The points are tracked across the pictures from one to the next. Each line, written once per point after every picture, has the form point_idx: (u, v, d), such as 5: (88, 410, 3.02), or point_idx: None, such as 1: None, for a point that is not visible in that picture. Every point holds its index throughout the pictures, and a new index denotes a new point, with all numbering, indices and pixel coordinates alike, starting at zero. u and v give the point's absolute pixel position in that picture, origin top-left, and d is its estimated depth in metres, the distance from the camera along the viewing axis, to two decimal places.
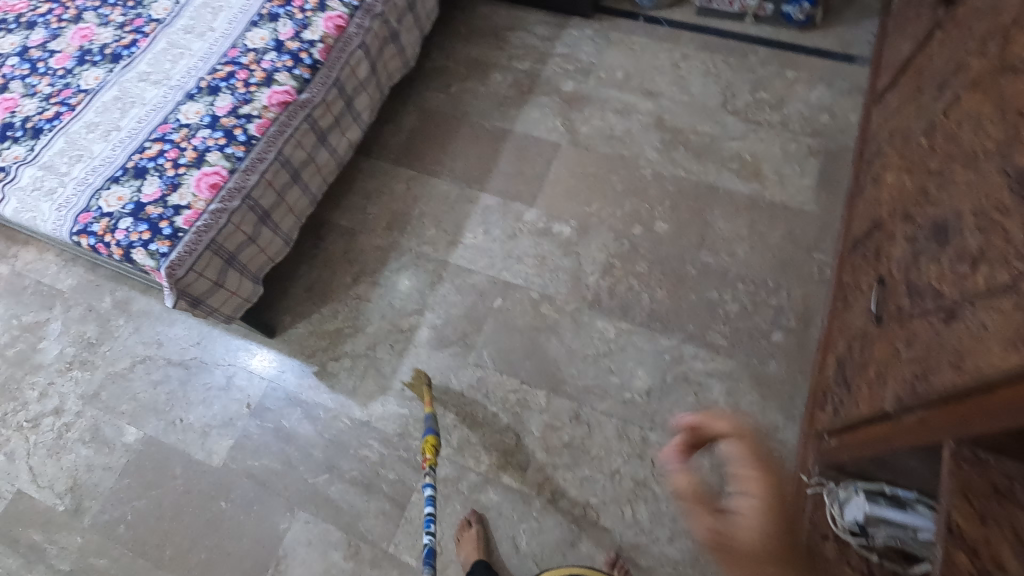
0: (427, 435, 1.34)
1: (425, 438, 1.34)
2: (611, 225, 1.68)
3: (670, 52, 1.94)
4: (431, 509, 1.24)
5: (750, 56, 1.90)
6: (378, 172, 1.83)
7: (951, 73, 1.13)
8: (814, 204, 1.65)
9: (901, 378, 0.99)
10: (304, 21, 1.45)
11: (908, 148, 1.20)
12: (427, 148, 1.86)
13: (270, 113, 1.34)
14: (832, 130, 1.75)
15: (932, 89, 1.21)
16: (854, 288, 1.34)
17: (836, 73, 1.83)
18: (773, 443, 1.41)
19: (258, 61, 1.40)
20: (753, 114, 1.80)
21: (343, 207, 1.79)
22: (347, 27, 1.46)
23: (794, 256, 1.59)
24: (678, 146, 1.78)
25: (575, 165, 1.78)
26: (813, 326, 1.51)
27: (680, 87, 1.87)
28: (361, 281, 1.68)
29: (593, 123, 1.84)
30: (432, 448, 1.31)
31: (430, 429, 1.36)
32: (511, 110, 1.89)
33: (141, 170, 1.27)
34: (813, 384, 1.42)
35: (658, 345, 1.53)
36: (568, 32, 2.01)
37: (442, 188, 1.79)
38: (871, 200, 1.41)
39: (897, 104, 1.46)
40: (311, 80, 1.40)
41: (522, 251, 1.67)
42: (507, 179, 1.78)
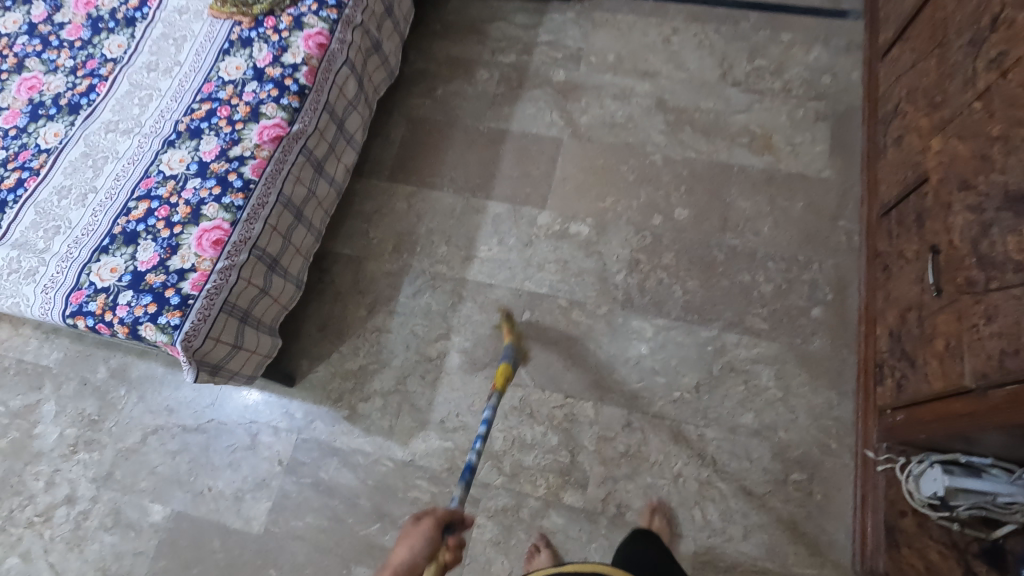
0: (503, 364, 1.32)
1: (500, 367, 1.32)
2: (629, 219, 1.62)
3: (659, 27, 1.86)
4: (486, 427, 1.20)
5: (741, 22, 1.83)
6: (374, 193, 1.72)
7: (983, 30, 1.09)
8: (830, 171, 1.62)
9: (983, 353, 0.96)
10: (281, 43, 1.32)
11: (944, 110, 1.17)
12: (423, 161, 1.76)
13: (263, 152, 1.22)
14: (836, 92, 1.71)
15: (957, 46, 1.18)
16: (896, 256, 1.32)
17: (830, 31, 1.78)
18: (829, 422, 1.38)
19: (239, 95, 1.27)
20: (754, 83, 1.75)
21: (344, 235, 1.68)
22: (329, 44, 1.34)
23: (820, 227, 1.56)
24: (684, 126, 1.72)
25: (582, 159, 1.71)
26: (850, 296, 1.48)
27: (676, 64, 1.80)
28: (377, 312, 1.58)
29: (592, 112, 1.76)
30: (503, 375, 1.29)
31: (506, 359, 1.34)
32: (504, 109, 1.80)
33: (131, 235, 1.14)
34: (861, 357, 1.39)
35: (699, 337, 1.48)
36: (549, 18, 1.91)
37: (447, 201, 1.69)
38: (900, 163, 1.38)
39: (912, 59, 1.42)
40: (300, 108, 1.27)
41: (543, 258, 1.60)
42: (513, 183, 1.70)
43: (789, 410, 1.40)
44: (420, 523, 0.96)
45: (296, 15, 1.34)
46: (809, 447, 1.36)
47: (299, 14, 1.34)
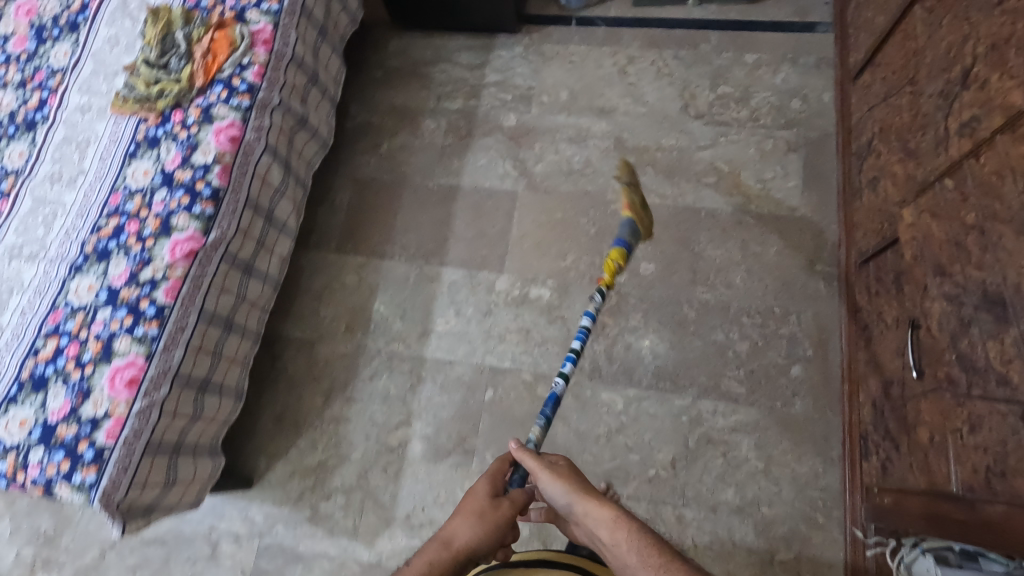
0: (618, 251, 1.20)
1: (614, 252, 1.20)
2: (592, 277, 1.52)
3: (614, 56, 1.72)
4: (579, 343, 1.13)
5: (701, 44, 1.70)
6: (323, 266, 1.63)
7: (955, 80, 0.97)
8: (805, 208, 1.50)
9: (967, 462, 0.86)
10: (190, 141, 1.21)
11: (919, 165, 1.05)
12: (372, 227, 1.65)
13: (177, 270, 1.12)
14: (808, 117, 1.58)
15: (929, 90, 1.05)
16: (876, 317, 1.21)
17: (798, 48, 1.64)
18: (815, 494, 1.29)
19: (148, 206, 1.17)
20: (719, 114, 1.62)
21: (294, 316, 1.59)
22: (243, 135, 1.23)
23: (797, 273, 1.45)
24: (645, 167, 1.59)
25: (539, 213, 1.60)
26: (832, 350, 1.38)
27: (634, 97, 1.67)
28: (334, 400, 1.50)
29: (547, 159, 1.65)
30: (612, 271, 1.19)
31: (620, 246, 1.21)
32: (454, 162, 1.69)
33: (40, 380, 1.06)
34: (846, 422, 1.29)
35: (672, 407, 1.39)
36: (496, 55, 1.78)
37: (399, 270, 1.60)
38: (877, 208, 1.26)
39: (884, 90, 1.29)
40: (216, 215, 1.17)
41: (503, 328, 1.50)
42: (468, 245, 1.60)
43: (772, 483, 1.31)
44: (498, 507, 0.95)
45: (205, 105, 1.23)
46: (794, 523, 1.28)
47: (208, 105, 1.23)
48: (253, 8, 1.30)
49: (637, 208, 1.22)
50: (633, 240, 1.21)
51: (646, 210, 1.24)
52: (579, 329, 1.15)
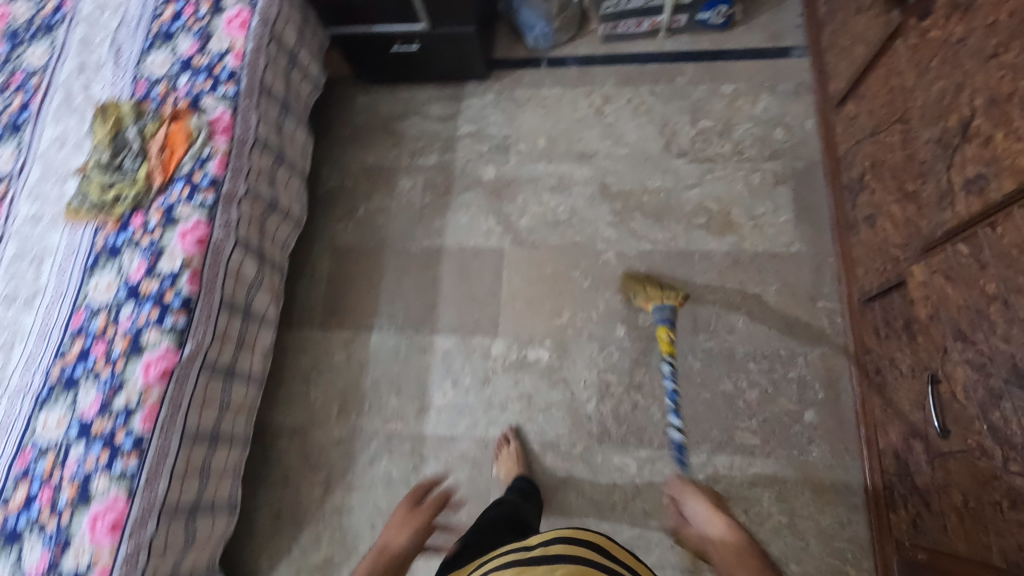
0: (662, 329, 1.32)
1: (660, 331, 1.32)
2: (590, 332, 1.47)
3: (589, 96, 1.67)
4: (675, 401, 1.26)
5: (677, 77, 1.65)
6: (309, 345, 1.55)
7: (953, 129, 0.93)
8: (800, 243, 1.46)
9: (1009, 537, 0.83)
10: (154, 247, 1.13)
11: (922, 215, 1.01)
12: (356, 299, 1.58)
13: (152, 393, 1.04)
14: (792, 147, 1.54)
15: (924, 136, 1.02)
16: (889, 362, 1.18)
17: (775, 74, 1.61)
18: (842, 545, 1.26)
19: (115, 323, 1.08)
20: (702, 149, 1.58)
21: (283, 401, 1.51)
22: (211, 235, 1.15)
23: (799, 312, 1.41)
24: (633, 212, 1.55)
25: (528, 269, 1.54)
26: (843, 390, 1.35)
27: (614, 138, 1.62)
28: (334, 490, 1.43)
29: (531, 212, 1.59)
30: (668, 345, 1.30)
31: (663, 321, 1.33)
32: (435, 222, 1.62)
33: (13, 533, 0.97)
34: (867, 467, 1.26)
35: (688, 466, 1.35)
36: (467, 104, 1.72)
37: (389, 342, 1.53)
38: (877, 247, 1.23)
39: (871, 124, 1.26)
40: (189, 326, 1.09)
41: (504, 397, 1.44)
42: (458, 310, 1.53)
43: (798, 537, 1.27)
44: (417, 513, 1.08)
45: (166, 205, 1.15)
46: None
47: (169, 205, 1.15)
48: (208, 93, 1.23)
49: (653, 294, 1.38)
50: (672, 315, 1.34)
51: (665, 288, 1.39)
52: (669, 390, 1.28)
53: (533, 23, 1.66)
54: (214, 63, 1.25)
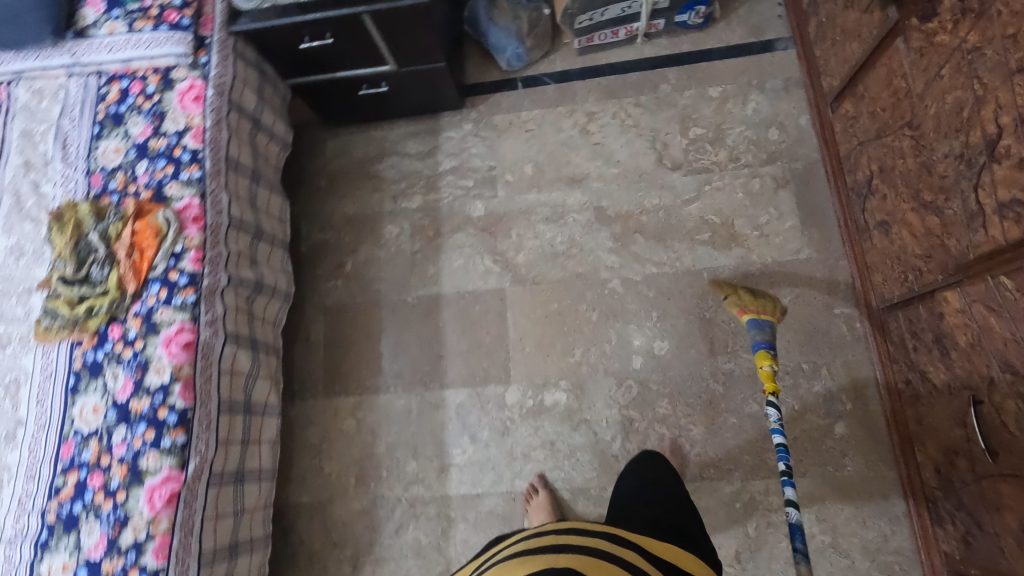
0: (763, 356, 1.18)
1: (760, 358, 1.18)
2: (606, 368, 1.41)
3: (572, 115, 1.59)
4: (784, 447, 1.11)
5: (660, 85, 1.57)
6: (315, 415, 1.48)
7: (977, 146, 0.88)
8: (809, 248, 1.41)
9: None
10: (138, 359, 1.04)
11: (948, 232, 0.96)
12: (357, 360, 1.51)
13: (161, 522, 0.97)
14: (788, 147, 1.48)
15: (943, 148, 0.96)
16: (920, 374, 1.14)
17: (761, 71, 1.54)
18: (889, 559, 1.24)
19: (109, 450, 1.00)
20: (696, 160, 1.51)
21: (297, 478, 1.45)
22: (198, 337, 1.07)
23: (817, 322, 1.37)
24: (634, 235, 1.48)
25: (533, 308, 1.48)
26: (871, 399, 1.31)
27: (604, 158, 1.55)
28: (362, 565, 1.37)
29: (527, 246, 1.52)
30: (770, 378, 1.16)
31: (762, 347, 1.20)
32: (428, 268, 1.54)
33: None
34: (904, 477, 1.24)
35: (723, 495, 1.32)
36: (445, 137, 1.63)
37: (398, 402, 1.46)
38: (895, 254, 1.18)
39: (875, 125, 1.20)
40: (189, 441, 1.01)
41: (525, 446, 1.39)
42: (465, 361, 1.47)
43: (843, 556, 1.25)
44: None
45: (145, 312, 1.06)
46: None
47: (148, 310, 1.07)
48: (171, 180, 1.13)
49: (748, 304, 1.23)
50: (767, 334, 1.21)
51: (763, 294, 1.25)
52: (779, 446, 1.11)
53: (504, 45, 1.57)
54: (173, 145, 1.15)
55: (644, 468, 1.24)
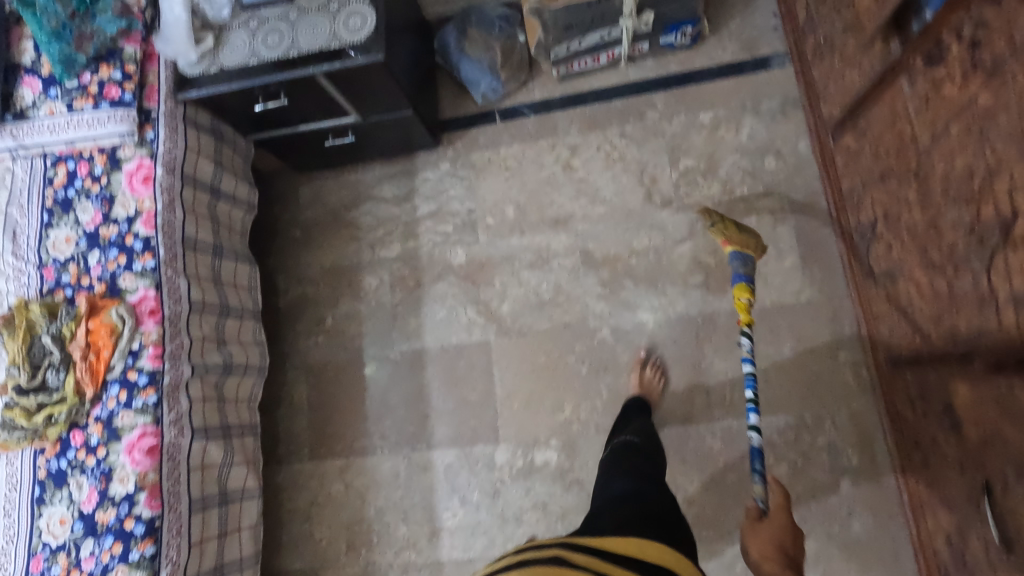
0: (742, 290, 1.17)
1: (739, 291, 1.18)
2: (598, 424, 1.35)
3: (553, 149, 1.49)
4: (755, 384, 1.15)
5: (647, 112, 1.46)
6: (303, 479, 1.45)
7: (989, 223, 0.77)
8: (811, 289, 1.32)
9: None
10: (102, 467, 1.01)
11: (958, 307, 0.87)
12: (343, 421, 1.47)
13: None
14: (787, 177, 1.37)
15: (953, 214, 0.85)
16: (929, 440, 1.06)
17: (756, 92, 1.42)
18: None
19: (78, 564, 0.98)
20: (687, 194, 1.41)
21: (288, 544, 1.43)
22: (161, 439, 1.03)
23: (820, 371, 1.29)
24: (622, 279, 1.40)
25: (520, 361, 1.41)
26: (879, 453, 1.24)
27: (589, 196, 1.45)
28: None
29: (511, 295, 1.45)
30: (745, 309, 1.17)
31: (742, 280, 1.18)
32: (410, 322, 1.48)
33: None
34: (915, 540, 1.16)
35: (723, 556, 1.26)
36: (421, 179, 1.55)
37: (386, 464, 1.42)
38: (901, 309, 1.09)
39: (877, 167, 1.09)
40: (158, 551, 0.98)
41: (517, 508, 1.35)
42: (452, 419, 1.42)
43: None
44: None
45: (105, 416, 1.03)
46: None
47: (108, 414, 1.03)
48: (124, 271, 1.08)
49: (736, 235, 1.18)
50: (749, 268, 1.19)
51: (744, 229, 1.20)
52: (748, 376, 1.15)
53: (476, 78, 1.46)
54: (124, 233, 1.09)
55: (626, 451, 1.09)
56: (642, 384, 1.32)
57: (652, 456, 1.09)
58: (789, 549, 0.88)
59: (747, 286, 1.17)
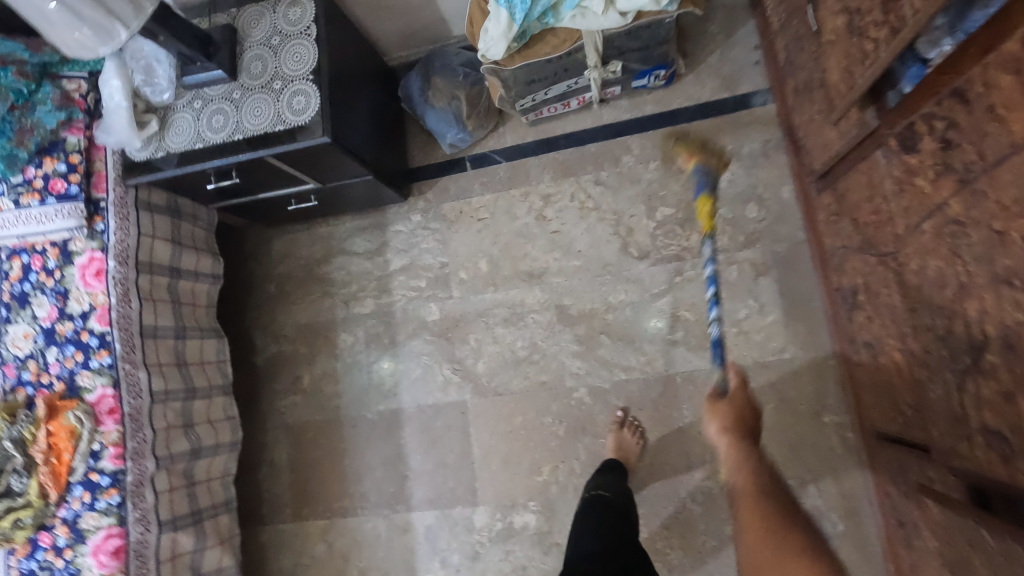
0: (704, 199, 1.15)
1: (702, 201, 1.15)
2: (576, 487, 1.33)
3: (526, 199, 1.43)
4: (716, 292, 1.15)
5: (622, 157, 1.39)
6: (286, 539, 1.46)
7: (960, 340, 0.71)
8: (795, 347, 1.26)
9: None
10: (69, 568, 1.03)
11: (932, 414, 0.81)
12: (323, 481, 1.47)
13: None
14: (770, 226, 1.29)
15: (927, 317, 0.79)
16: (913, 524, 1.01)
17: (737, 133, 1.33)
18: None
19: None
20: (665, 246, 1.34)
21: None
22: (127, 538, 1.04)
23: (804, 434, 1.24)
24: (599, 336, 1.35)
25: (497, 422, 1.39)
26: (867, 521, 1.19)
27: (563, 249, 1.40)
28: None
29: (486, 352, 1.41)
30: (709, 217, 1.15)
31: (704, 189, 1.16)
32: (387, 381, 1.47)
33: None
34: None
35: None
36: (392, 232, 1.50)
37: (367, 526, 1.42)
38: (883, 385, 1.03)
39: (857, 235, 1.02)
40: None
41: (496, 571, 1.34)
42: (431, 480, 1.41)
43: None
44: None
45: (71, 517, 1.04)
46: None
47: (74, 516, 1.04)
48: (82, 369, 1.07)
49: (699, 149, 1.17)
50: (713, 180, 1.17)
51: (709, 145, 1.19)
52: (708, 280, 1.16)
53: (442, 130, 1.40)
54: (79, 329, 1.08)
55: (597, 509, 1.10)
56: (619, 448, 1.27)
57: (625, 509, 1.11)
58: (746, 418, 1.05)
59: (712, 191, 1.15)
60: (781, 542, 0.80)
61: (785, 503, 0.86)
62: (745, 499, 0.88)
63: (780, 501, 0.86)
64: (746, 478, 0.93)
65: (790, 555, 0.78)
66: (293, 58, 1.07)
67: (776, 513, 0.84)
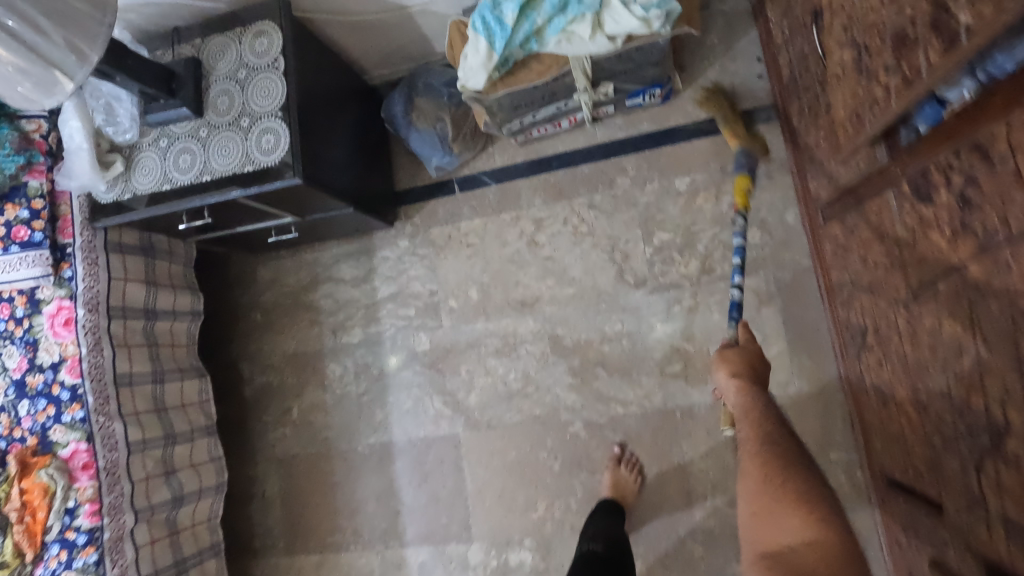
0: (741, 179, 1.14)
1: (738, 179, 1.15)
2: (572, 524, 1.28)
3: (517, 224, 1.37)
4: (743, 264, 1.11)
5: (617, 178, 1.32)
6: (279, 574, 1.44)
7: (980, 413, 0.65)
8: (800, 381, 1.19)
9: None
10: None
11: (946, 484, 0.76)
12: (315, 515, 1.43)
13: None
14: (774, 252, 1.22)
15: (941, 381, 0.73)
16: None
17: None
18: None
19: None
20: (663, 273, 1.28)
21: None
22: None
23: None
24: (595, 367, 1.30)
25: (491, 457, 1.34)
26: (876, 566, 1.13)
27: (557, 276, 1.33)
28: None
29: (478, 384, 1.36)
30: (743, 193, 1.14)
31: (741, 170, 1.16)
32: (377, 413, 1.42)
33: None
34: None
35: None
36: (379, 258, 1.45)
37: (360, 562, 1.39)
38: (891, 432, 0.97)
39: (865, 274, 0.95)
40: None
41: None
42: (423, 516, 1.37)
43: None
44: None
45: None
46: None
47: None
48: (54, 423, 1.04)
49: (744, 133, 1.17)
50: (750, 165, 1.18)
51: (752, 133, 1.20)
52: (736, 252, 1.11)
53: (427, 153, 1.33)
54: (50, 382, 1.04)
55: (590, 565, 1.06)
56: (616, 486, 1.22)
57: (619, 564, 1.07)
58: (757, 367, 0.95)
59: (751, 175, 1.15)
60: (782, 492, 0.75)
61: (788, 440, 0.83)
62: (750, 443, 0.83)
63: (786, 444, 0.81)
64: (751, 420, 0.86)
65: (790, 504, 0.74)
66: (261, 93, 1.01)
67: (781, 456, 0.79)
